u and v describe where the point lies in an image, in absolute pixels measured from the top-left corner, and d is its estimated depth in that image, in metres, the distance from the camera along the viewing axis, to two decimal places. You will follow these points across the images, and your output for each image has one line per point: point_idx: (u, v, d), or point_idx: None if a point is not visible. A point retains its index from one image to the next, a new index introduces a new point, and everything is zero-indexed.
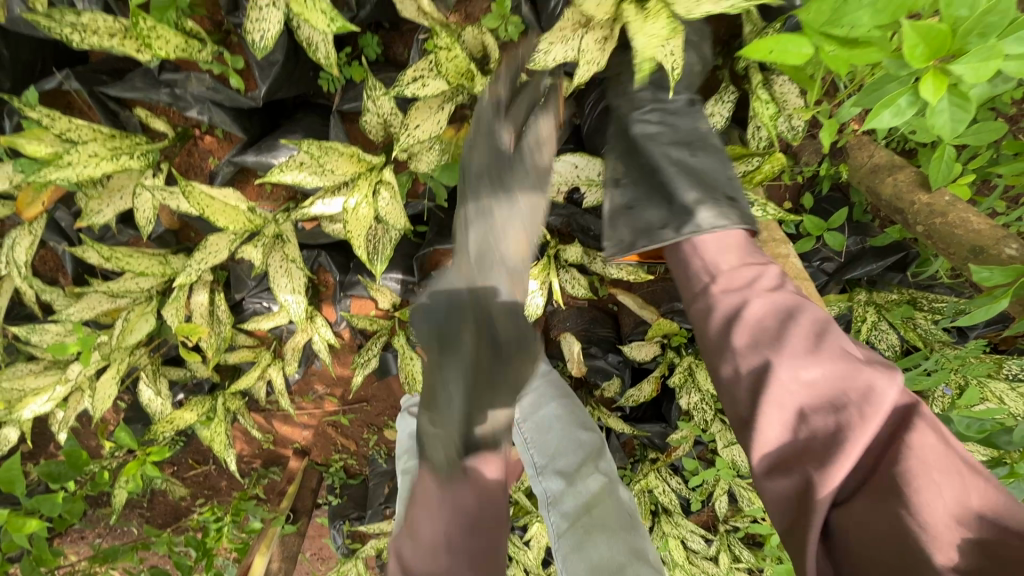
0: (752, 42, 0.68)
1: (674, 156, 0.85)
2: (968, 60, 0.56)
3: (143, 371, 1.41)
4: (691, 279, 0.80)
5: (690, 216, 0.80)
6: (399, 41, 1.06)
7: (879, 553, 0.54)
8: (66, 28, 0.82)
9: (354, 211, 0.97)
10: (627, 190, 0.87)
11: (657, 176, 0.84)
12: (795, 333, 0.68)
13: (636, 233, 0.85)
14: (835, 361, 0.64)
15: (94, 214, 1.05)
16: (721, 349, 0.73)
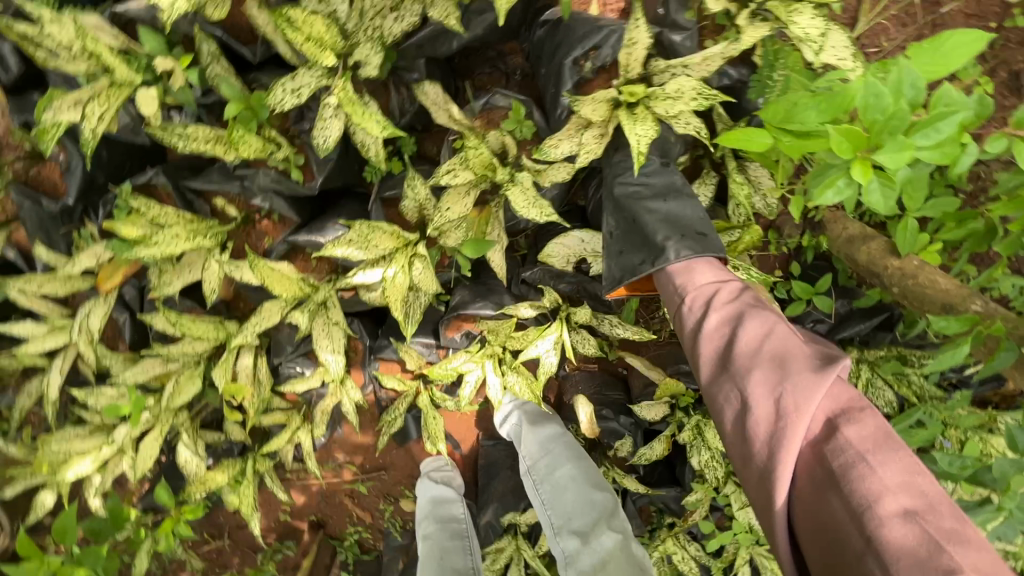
0: (723, 134, 0.87)
1: (656, 209, 1.01)
2: (886, 152, 0.71)
3: (183, 432, 1.51)
4: (673, 301, 0.93)
5: (659, 254, 0.95)
6: (430, 140, 1.27)
7: (825, 530, 0.64)
8: (175, 136, 1.03)
9: (393, 281, 1.14)
10: (616, 239, 1.04)
11: (637, 226, 1.01)
12: (746, 340, 0.79)
13: (624, 272, 1.01)
14: (776, 360, 0.74)
15: (166, 285, 1.21)
16: (694, 359, 0.85)
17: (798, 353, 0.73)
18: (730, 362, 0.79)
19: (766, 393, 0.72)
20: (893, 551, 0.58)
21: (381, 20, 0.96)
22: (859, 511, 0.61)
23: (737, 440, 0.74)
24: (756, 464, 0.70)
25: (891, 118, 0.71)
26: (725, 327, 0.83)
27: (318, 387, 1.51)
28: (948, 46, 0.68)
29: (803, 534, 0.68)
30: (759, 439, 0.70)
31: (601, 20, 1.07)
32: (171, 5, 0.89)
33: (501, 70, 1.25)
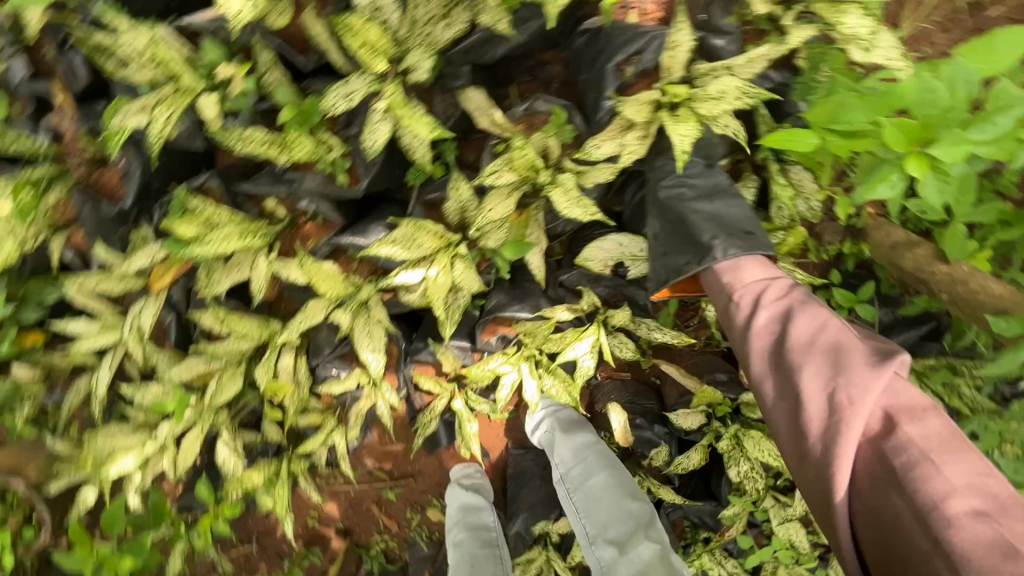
0: (768, 135, 0.87)
1: (701, 209, 1.01)
2: (941, 145, 0.73)
3: (222, 431, 1.54)
4: (720, 298, 0.93)
5: (705, 254, 0.95)
6: (470, 146, 1.30)
7: (887, 529, 0.63)
8: (233, 138, 1.09)
9: (434, 280, 1.17)
10: (661, 240, 1.05)
11: (682, 225, 1.01)
12: (797, 335, 0.78)
13: (669, 271, 1.01)
14: (830, 355, 0.73)
15: (215, 284, 1.26)
16: (742, 354, 0.85)
17: (853, 347, 0.72)
18: (782, 359, 0.78)
19: (820, 387, 0.71)
20: (961, 550, 0.57)
21: (432, 27, 1.00)
22: (924, 510, 0.60)
23: (790, 436, 0.73)
24: (810, 460, 0.70)
25: (945, 114, 0.73)
26: (774, 323, 0.82)
27: (354, 389, 1.53)
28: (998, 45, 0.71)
29: (863, 533, 0.67)
30: (813, 435, 0.69)
31: (642, 26, 1.09)
32: (238, 14, 0.95)
33: (540, 77, 1.27)
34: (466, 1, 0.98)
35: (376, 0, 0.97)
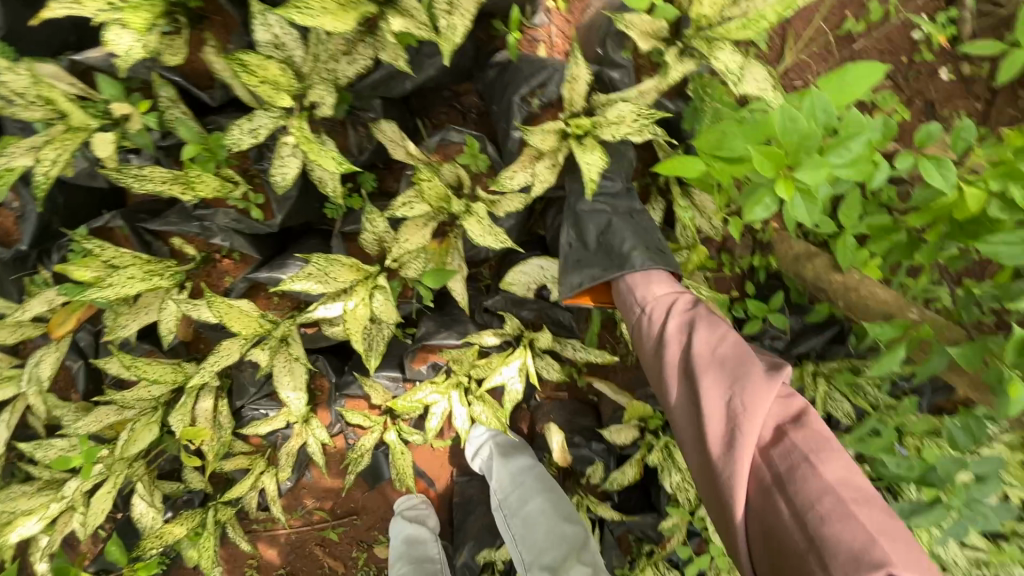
0: (661, 161, 0.90)
1: (621, 221, 1.06)
2: (804, 168, 0.77)
3: (138, 483, 1.44)
4: (633, 312, 0.97)
5: (622, 263, 1.00)
6: (390, 176, 1.31)
7: (772, 533, 0.67)
8: (128, 177, 1.02)
9: (353, 312, 1.13)
10: (577, 249, 1.07)
11: (600, 236, 1.06)
12: (701, 348, 0.82)
13: (584, 277, 1.03)
14: (729, 366, 0.78)
15: (120, 327, 1.20)
16: (656, 363, 0.89)
17: (750, 359, 0.78)
18: (688, 367, 0.82)
19: (722, 393, 0.76)
20: (835, 548, 0.61)
21: (335, 63, 1.00)
22: (803, 511, 0.65)
23: (697, 439, 0.77)
24: (711, 470, 0.74)
25: (806, 140, 0.77)
26: (681, 337, 0.87)
27: (283, 428, 1.47)
28: (851, 77, 0.76)
29: (753, 537, 0.71)
30: (714, 440, 0.74)
31: (546, 60, 1.15)
32: (128, 52, 0.90)
33: (456, 108, 1.31)
34: (368, 39, 0.98)
35: (278, 37, 0.95)
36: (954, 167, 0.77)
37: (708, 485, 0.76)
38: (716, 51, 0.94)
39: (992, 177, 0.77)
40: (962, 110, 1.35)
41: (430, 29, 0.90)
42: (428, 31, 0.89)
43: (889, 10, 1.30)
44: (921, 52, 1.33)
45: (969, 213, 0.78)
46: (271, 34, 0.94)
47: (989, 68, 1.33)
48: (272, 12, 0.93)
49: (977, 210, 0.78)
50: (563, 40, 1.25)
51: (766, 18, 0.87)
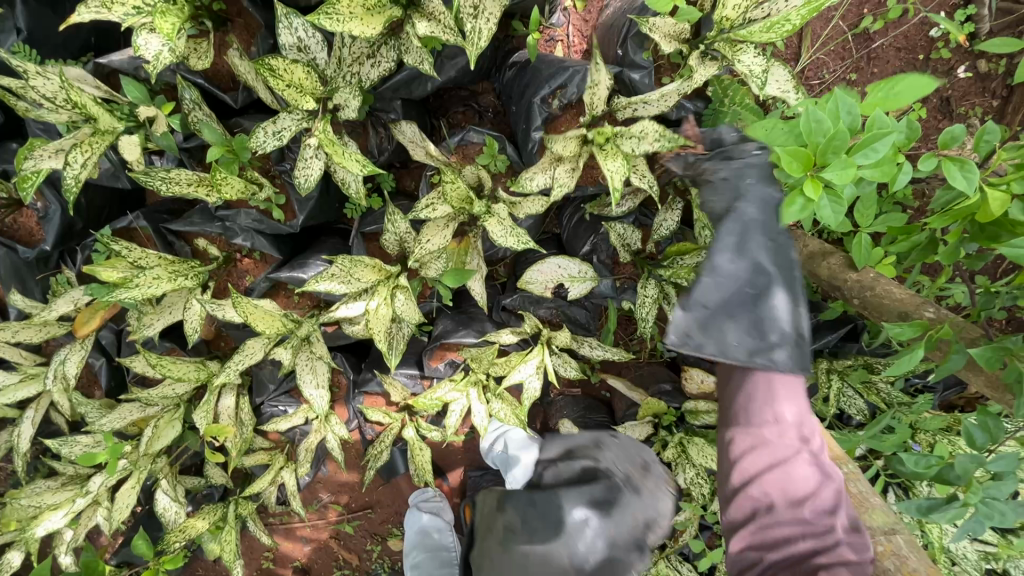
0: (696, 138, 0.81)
1: (777, 284, 0.80)
2: (833, 170, 0.77)
3: (161, 479, 1.47)
4: (740, 402, 0.80)
5: (768, 349, 0.77)
6: (408, 176, 1.32)
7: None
8: (156, 180, 1.04)
9: (375, 312, 1.15)
10: (723, 300, 0.79)
11: (755, 295, 0.79)
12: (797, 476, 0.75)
13: (719, 344, 0.77)
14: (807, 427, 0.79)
15: (146, 327, 1.21)
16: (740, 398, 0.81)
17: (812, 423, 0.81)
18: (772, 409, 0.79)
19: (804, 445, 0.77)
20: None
21: (359, 66, 1.00)
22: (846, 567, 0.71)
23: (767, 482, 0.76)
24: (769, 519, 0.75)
25: (832, 143, 0.76)
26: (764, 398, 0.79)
27: (302, 425, 1.49)
28: (899, 86, 0.74)
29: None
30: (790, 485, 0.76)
31: (565, 61, 1.15)
32: (157, 57, 0.92)
33: (473, 108, 1.32)
34: (392, 41, 0.98)
35: (302, 40, 0.97)
36: (980, 170, 0.76)
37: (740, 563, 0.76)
38: (740, 52, 0.94)
39: (1015, 180, 0.78)
40: (979, 108, 1.36)
41: (454, 33, 0.91)
42: (454, 36, 0.90)
43: (908, 8, 1.30)
44: (938, 50, 1.33)
45: (991, 218, 0.78)
46: (295, 37, 0.95)
47: (1006, 65, 1.33)
48: (296, 16, 0.94)
49: (999, 214, 0.78)
50: (581, 39, 1.25)
51: (791, 22, 0.85)
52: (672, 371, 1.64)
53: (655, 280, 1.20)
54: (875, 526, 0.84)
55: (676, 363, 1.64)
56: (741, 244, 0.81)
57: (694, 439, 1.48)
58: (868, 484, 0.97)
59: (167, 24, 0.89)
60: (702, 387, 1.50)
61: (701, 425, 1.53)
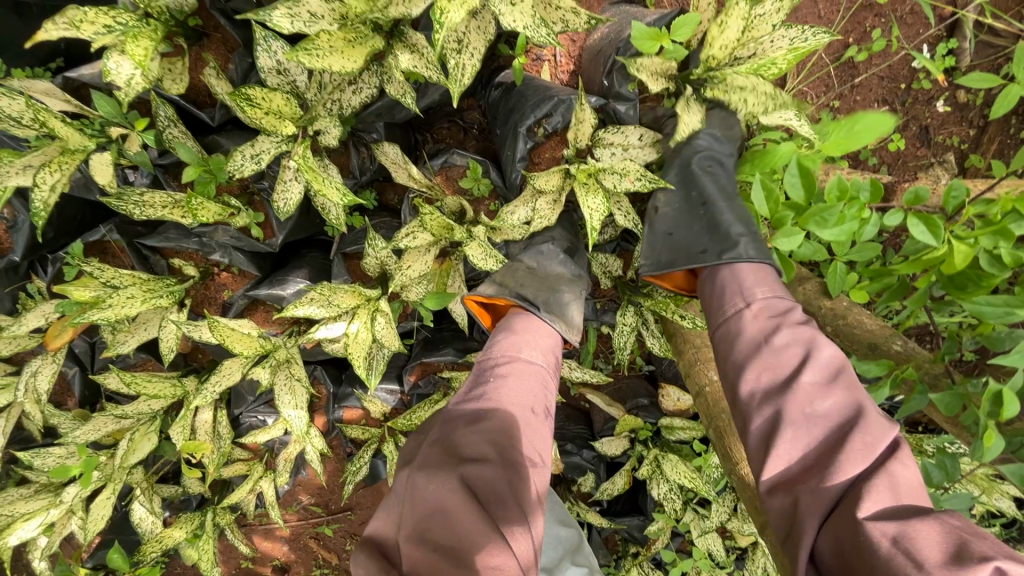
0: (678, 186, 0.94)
1: (723, 189, 0.94)
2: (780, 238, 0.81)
3: (137, 489, 1.46)
4: (720, 303, 0.85)
5: (732, 245, 0.87)
6: (391, 190, 1.31)
7: (867, 555, 0.57)
8: (130, 205, 1.02)
9: (355, 336, 1.13)
10: (673, 223, 0.96)
11: (701, 208, 0.94)
12: (789, 357, 0.74)
13: (669, 254, 0.94)
14: (807, 339, 0.76)
15: (120, 344, 1.20)
16: (745, 349, 0.78)
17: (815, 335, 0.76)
18: (755, 337, 0.78)
19: (795, 354, 0.75)
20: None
21: (339, 93, 0.98)
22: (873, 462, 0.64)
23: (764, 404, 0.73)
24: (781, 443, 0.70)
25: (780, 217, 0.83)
26: (759, 329, 0.78)
27: (280, 435, 1.50)
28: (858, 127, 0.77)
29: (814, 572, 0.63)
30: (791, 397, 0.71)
31: (551, 87, 1.14)
32: (129, 82, 0.89)
33: (458, 124, 1.31)
34: (374, 67, 0.96)
35: (282, 64, 0.94)
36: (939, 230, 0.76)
37: (782, 500, 0.68)
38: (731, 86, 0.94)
39: (984, 235, 0.77)
40: (957, 137, 1.38)
41: (438, 69, 0.89)
42: (437, 72, 0.89)
43: (892, 41, 1.32)
44: (920, 80, 1.35)
45: (955, 269, 0.79)
46: (275, 61, 0.93)
47: (984, 97, 1.36)
48: (275, 39, 0.92)
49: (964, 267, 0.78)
50: (569, 59, 1.25)
51: (777, 65, 0.88)
52: (650, 384, 1.67)
53: (635, 309, 1.22)
54: None
55: (655, 377, 1.68)
56: (695, 170, 0.95)
57: (669, 455, 1.51)
58: None
59: (139, 48, 0.86)
60: (678, 404, 1.53)
61: (677, 440, 1.57)
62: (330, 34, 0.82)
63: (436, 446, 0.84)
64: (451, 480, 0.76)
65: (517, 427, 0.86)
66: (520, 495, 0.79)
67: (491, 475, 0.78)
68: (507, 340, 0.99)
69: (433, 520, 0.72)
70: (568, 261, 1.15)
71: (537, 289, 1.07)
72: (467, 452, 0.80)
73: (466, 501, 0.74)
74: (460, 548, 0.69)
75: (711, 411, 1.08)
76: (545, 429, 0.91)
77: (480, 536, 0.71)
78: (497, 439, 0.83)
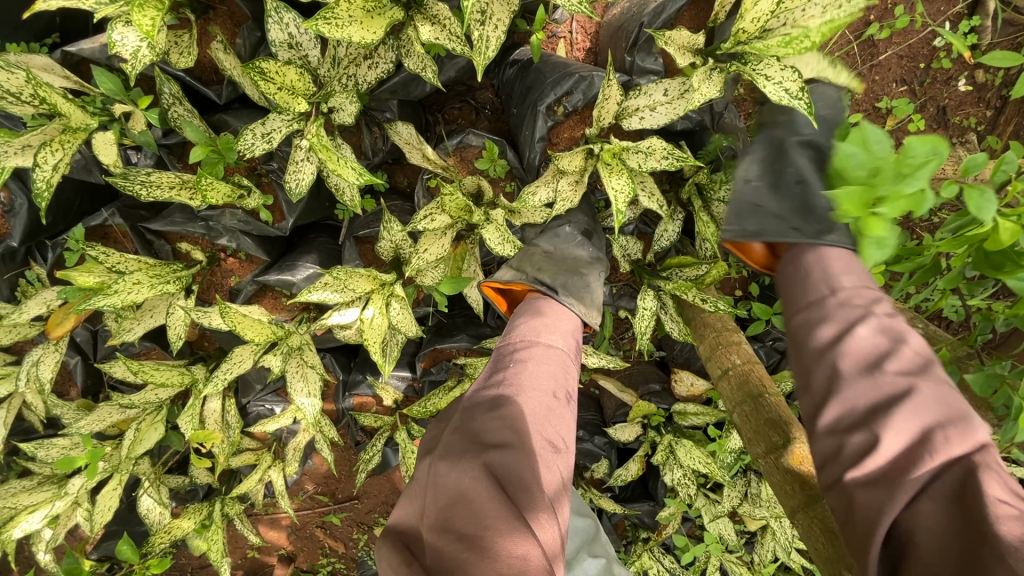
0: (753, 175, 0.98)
1: (821, 166, 0.79)
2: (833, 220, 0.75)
3: (144, 480, 1.44)
4: (803, 277, 0.74)
5: (827, 229, 0.75)
6: (401, 172, 1.27)
7: None
8: (136, 185, 0.97)
9: (370, 322, 1.10)
10: (759, 193, 0.82)
11: (798, 182, 0.79)
12: (868, 346, 0.65)
13: (755, 228, 0.79)
14: (890, 332, 0.66)
15: (126, 332, 1.17)
16: (818, 333, 0.69)
17: (900, 329, 0.66)
18: (827, 320, 0.69)
19: (875, 343, 0.65)
20: None
21: (355, 68, 0.94)
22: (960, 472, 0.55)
23: (842, 395, 0.63)
24: (855, 437, 0.61)
25: (875, 184, 0.52)
26: (837, 314, 0.69)
27: (289, 424, 1.47)
28: None
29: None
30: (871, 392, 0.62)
31: (570, 65, 1.10)
32: (136, 55, 0.84)
33: (471, 103, 1.27)
34: (391, 41, 0.92)
35: (294, 37, 0.90)
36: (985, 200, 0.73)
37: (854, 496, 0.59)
38: (763, 65, 0.88)
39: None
40: (974, 118, 1.36)
41: (461, 42, 0.85)
42: (461, 44, 0.85)
43: (915, 18, 1.29)
44: (940, 59, 1.32)
45: (1001, 246, 0.74)
46: (287, 33, 0.89)
47: (1004, 77, 1.33)
48: (288, 11, 0.87)
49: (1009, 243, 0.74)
50: (585, 37, 1.22)
51: (810, 39, 0.78)
52: (661, 370, 1.66)
53: (655, 293, 1.18)
54: None
55: (666, 363, 1.66)
56: (788, 146, 0.83)
57: (682, 441, 1.50)
58: None
59: (146, 18, 0.81)
60: (691, 390, 1.52)
61: (689, 426, 1.55)
62: (349, 2, 0.78)
63: (456, 434, 0.82)
64: (473, 467, 0.75)
65: (537, 413, 0.84)
66: (543, 481, 0.78)
67: (514, 461, 0.77)
68: (528, 325, 0.96)
69: (455, 507, 0.71)
70: (587, 242, 1.13)
71: (555, 271, 1.05)
72: (490, 439, 0.79)
73: (489, 492, 0.72)
74: (485, 539, 0.68)
75: (734, 396, 1.06)
76: (566, 413, 0.89)
77: (501, 530, 0.69)
78: (518, 426, 0.81)
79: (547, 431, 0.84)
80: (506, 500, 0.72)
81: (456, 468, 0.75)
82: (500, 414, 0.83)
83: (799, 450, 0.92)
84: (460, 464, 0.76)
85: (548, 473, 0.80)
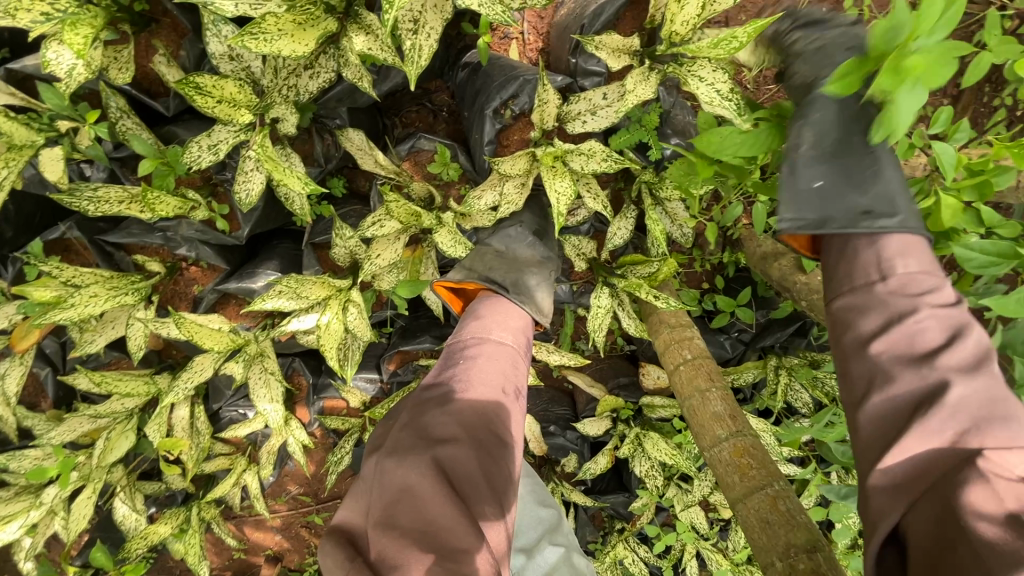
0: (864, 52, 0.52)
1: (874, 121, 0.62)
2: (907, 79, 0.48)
3: (119, 488, 1.46)
4: (837, 262, 0.66)
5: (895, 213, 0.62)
6: (360, 176, 1.28)
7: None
8: (83, 201, 0.98)
9: (327, 327, 1.11)
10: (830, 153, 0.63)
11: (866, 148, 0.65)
12: (929, 337, 0.57)
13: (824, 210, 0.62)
14: (954, 325, 0.58)
15: (88, 343, 1.18)
16: (868, 317, 0.61)
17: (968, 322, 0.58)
18: (874, 303, 0.62)
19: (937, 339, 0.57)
20: None
21: (296, 79, 0.94)
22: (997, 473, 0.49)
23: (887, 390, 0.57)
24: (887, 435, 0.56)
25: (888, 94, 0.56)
26: (890, 299, 0.61)
27: (261, 428, 1.48)
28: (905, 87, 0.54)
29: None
30: (918, 385, 0.56)
31: (517, 67, 1.10)
32: (71, 72, 0.85)
33: (426, 107, 1.27)
34: (330, 50, 0.93)
35: (234, 50, 0.92)
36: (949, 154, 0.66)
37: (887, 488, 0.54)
38: (698, 66, 0.90)
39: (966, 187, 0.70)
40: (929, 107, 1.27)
41: (394, 53, 0.87)
42: (393, 54, 0.86)
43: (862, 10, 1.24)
44: None
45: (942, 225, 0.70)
46: (225, 46, 0.90)
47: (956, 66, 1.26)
48: (225, 23, 0.89)
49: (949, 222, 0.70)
50: (536, 36, 1.21)
51: (738, 39, 0.81)
52: (632, 363, 1.67)
53: (609, 291, 1.20)
54: (796, 543, 0.77)
55: (636, 356, 1.67)
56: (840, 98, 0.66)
57: (649, 434, 1.52)
58: (797, 500, 0.86)
59: (78, 37, 0.82)
60: (658, 382, 1.54)
61: (657, 418, 1.58)
62: (277, 16, 0.79)
63: (407, 430, 0.83)
64: (421, 462, 0.76)
65: (489, 408, 0.86)
66: (490, 475, 0.79)
67: (462, 455, 0.78)
68: (478, 323, 0.98)
69: (401, 503, 0.72)
70: (538, 241, 1.15)
71: (505, 269, 1.07)
72: (438, 434, 0.80)
73: (438, 490, 0.72)
74: (430, 532, 0.69)
75: (684, 389, 1.08)
76: (515, 409, 0.91)
77: (451, 527, 0.69)
78: (466, 420, 0.83)
79: (497, 426, 0.85)
80: (452, 493, 0.73)
81: (404, 467, 0.76)
82: (449, 410, 0.84)
83: (739, 442, 0.95)
84: (408, 460, 0.77)
85: (495, 467, 0.81)
